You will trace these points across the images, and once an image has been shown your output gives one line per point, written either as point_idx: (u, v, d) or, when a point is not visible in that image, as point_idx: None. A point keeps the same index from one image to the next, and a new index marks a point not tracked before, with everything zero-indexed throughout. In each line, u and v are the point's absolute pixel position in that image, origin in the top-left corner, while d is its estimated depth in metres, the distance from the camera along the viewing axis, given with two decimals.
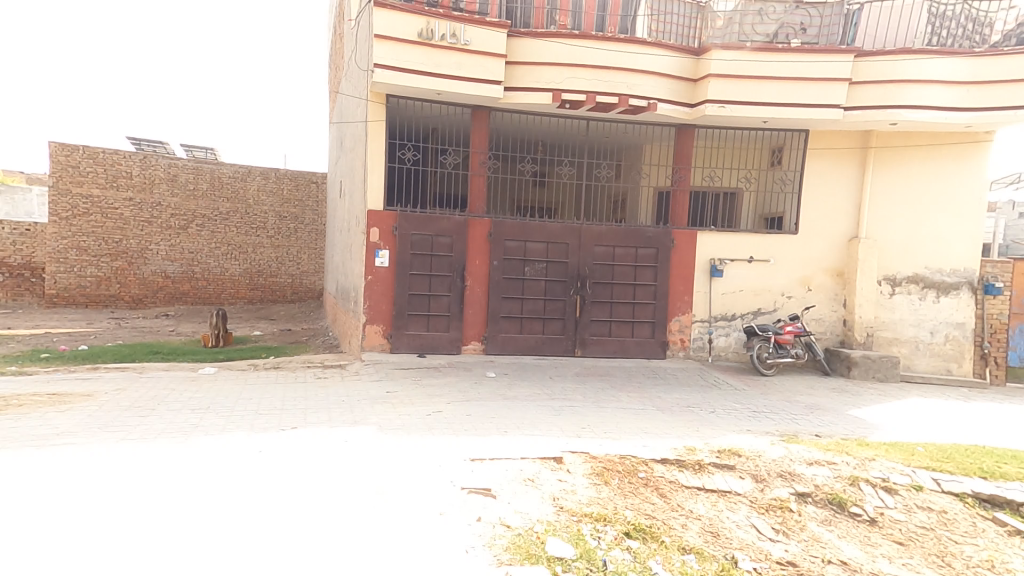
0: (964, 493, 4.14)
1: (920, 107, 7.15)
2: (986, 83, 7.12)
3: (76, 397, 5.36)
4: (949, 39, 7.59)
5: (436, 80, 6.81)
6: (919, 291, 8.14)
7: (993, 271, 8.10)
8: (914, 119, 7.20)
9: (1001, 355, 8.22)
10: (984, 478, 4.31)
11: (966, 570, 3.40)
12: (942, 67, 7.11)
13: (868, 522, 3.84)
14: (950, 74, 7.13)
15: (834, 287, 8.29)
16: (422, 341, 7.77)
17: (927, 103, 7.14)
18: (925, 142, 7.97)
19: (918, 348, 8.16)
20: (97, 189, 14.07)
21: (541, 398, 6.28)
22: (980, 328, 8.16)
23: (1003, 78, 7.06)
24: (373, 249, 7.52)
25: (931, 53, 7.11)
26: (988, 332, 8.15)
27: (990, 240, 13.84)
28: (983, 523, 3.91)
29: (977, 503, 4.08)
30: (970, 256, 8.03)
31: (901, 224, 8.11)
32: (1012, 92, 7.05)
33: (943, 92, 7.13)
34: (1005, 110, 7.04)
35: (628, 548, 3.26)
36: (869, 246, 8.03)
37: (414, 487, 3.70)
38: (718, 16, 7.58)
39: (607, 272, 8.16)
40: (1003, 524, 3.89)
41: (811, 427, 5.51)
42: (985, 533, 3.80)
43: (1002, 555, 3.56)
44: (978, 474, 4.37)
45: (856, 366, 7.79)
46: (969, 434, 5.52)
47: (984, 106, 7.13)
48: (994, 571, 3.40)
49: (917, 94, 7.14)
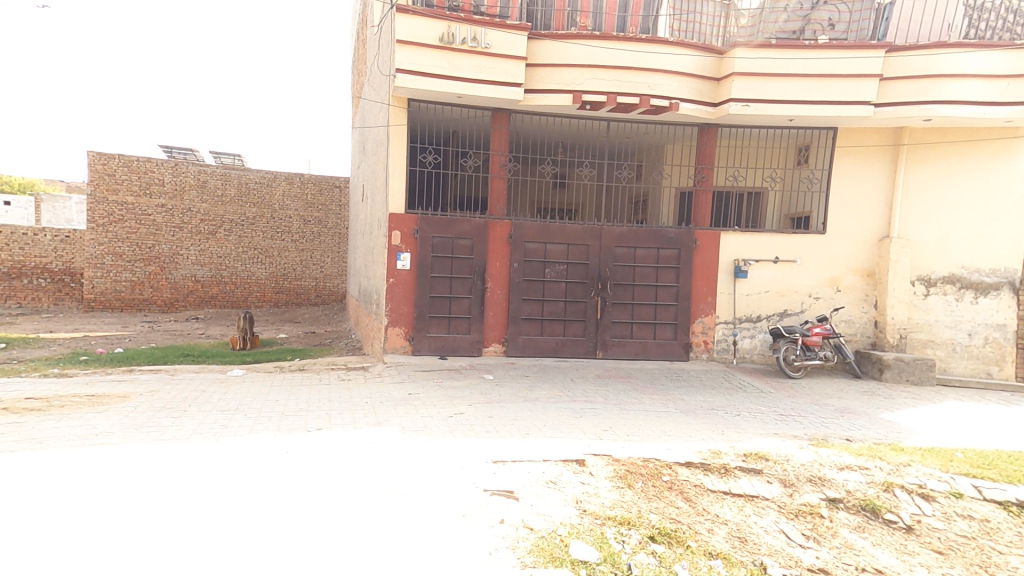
0: (1008, 501, 4.00)
1: (956, 103, 6.96)
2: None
3: (113, 398, 5.52)
4: (988, 31, 7.39)
5: (456, 84, 6.86)
6: (956, 292, 7.91)
7: None
8: (949, 115, 7.01)
9: None
10: None
11: None
12: (979, 61, 6.91)
13: (905, 530, 3.74)
14: (988, 68, 6.92)
15: (864, 287, 8.11)
16: (443, 343, 7.81)
17: (962, 98, 6.94)
18: (961, 138, 7.75)
19: (955, 350, 7.93)
20: (132, 197, 14.49)
21: (563, 400, 6.26)
22: None
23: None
24: (395, 252, 7.59)
25: (969, 46, 6.90)
26: None
27: None
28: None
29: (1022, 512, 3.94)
30: (1011, 255, 7.78)
31: (936, 223, 7.89)
32: None
33: (980, 86, 6.93)
34: None
35: (653, 552, 3.23)
36: (901, 245, 7.83)
37: (436, 489, 3.72)
38: (743, 14, 7.52)
39: (628, 273, 8.10)
40: None
41: (842, 431, 5.39)
42: None
43: None
44: (1022, 481, 4.21)
45: (889, 369, 7.59)
46: (1011, 440, 5.33)
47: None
48: None
49: (953, 89, 6.95)
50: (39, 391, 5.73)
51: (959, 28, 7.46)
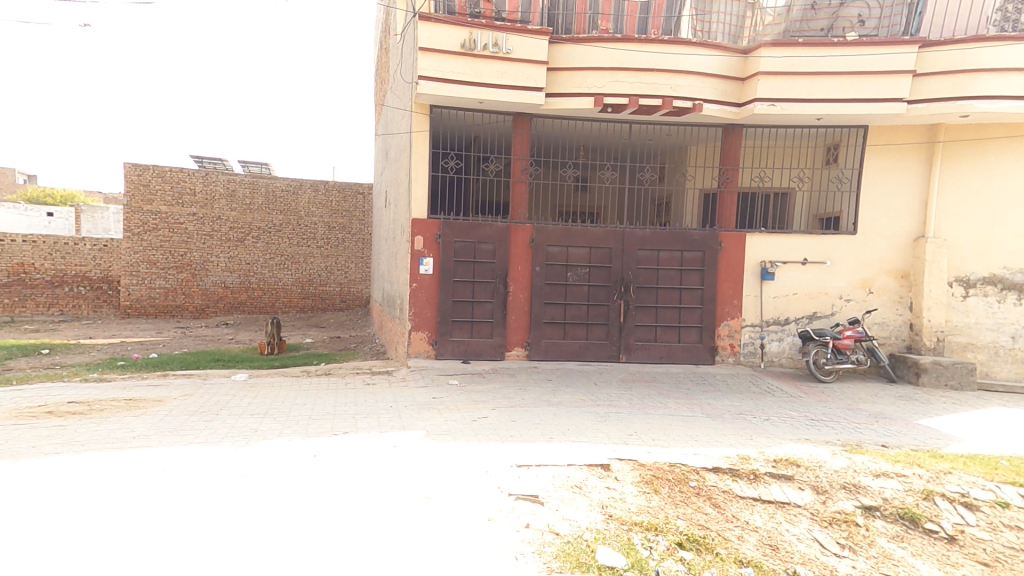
0: None
1: (995, 98, 6.73)
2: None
3: (149, 402, 5.68)
4: None
5: (478, 89, 6.89)
6: (997, 293, 7.64)
7: None
8: (987, 111, 6.79)
9: None
10: None
11: None
12: (1018, 54, 6.68)
13: (947, 540, 3.61)
14: None
15: (898, 289, 7.89)
16: (466, 348, 7.83)
17: (1002, 93, 6.71)
18: (1000, 134, 7.49)
19: (997, 354, 7.66)
20: (165, 206, 14.91)
21: (587, 404, 6.22)
22: None
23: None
24: (418, 257, 7.65)
25: (1007, 39, 6.69)
26: None
27: None
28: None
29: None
30: None
31: (975, 222, 7.64)
32: None
33: (1020, 80, 6.70)
34: None
35: (682, 559, 3.18)
36: (938, 245, 7.59)
37: (461, 492, 3.73)
38: (768, 13, 7.35)
39: (652, 276, 8.02)
40: None
41: (877, 437, 5.24)
42: None
43: None
44: None
45: (926, 373, 7.37)
46: None
47: None
48: None
49: (992, 83, 6.72)
50: (80, 395, 5.93)
51: (994, 22, 7.26)
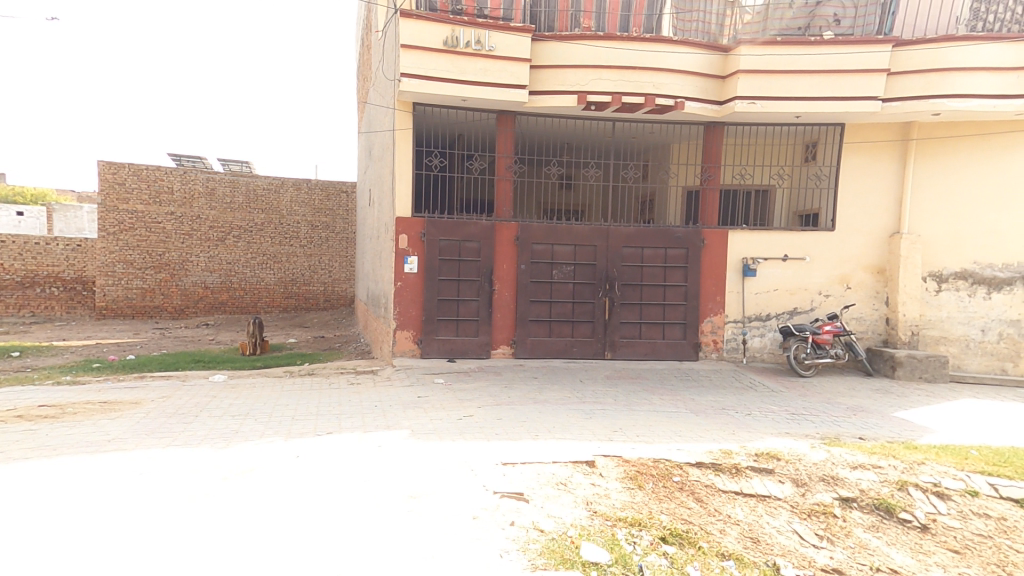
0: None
1: (965, 96, 6.88)
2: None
3: (125, 404, 5.58)
4: (997, 24, 7.32)
5: (461, 87, 6.87)
6: (968, 288, 7.82)
7: None
8: (958, 109, 6.94)
9: None
10: None
11: None
12: (986, 54, 6.84)
13: (920, 529, 3.69)
14: (996, 60, 6.86)
15: (875, 284, 8.03)
16: (452, 346, 7.82)
17: (971, 92, 6.87)
18: (970, 132, 7.66)
19: (968, 347, 7.84)
20: (141, 205, 14.65)
21: (573, 401, 6.24)
22: None
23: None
24: (402, 255, 7.61)
25: (976, 39, 6.85)
26: None
27: None
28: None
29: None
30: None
31: (947, 218, 7.81)
32: None
33: (989, 79, 6.86)
34: None
35: (665, 553, 3.21)
36: (912, 241, 7.75)
37: (447, 491, 3.73)
38: (747, 11, 7.48)
39: (636, 274, 8.08)
40: None
41: (855, 430, 5.34)
42: None
43: None
44: None
45: (901, 367, 7.52)
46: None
47: None
48: None
49: (962, 82, 6.87)
50: (52, 398, 5.81)
51: (964, 23, 7.42)
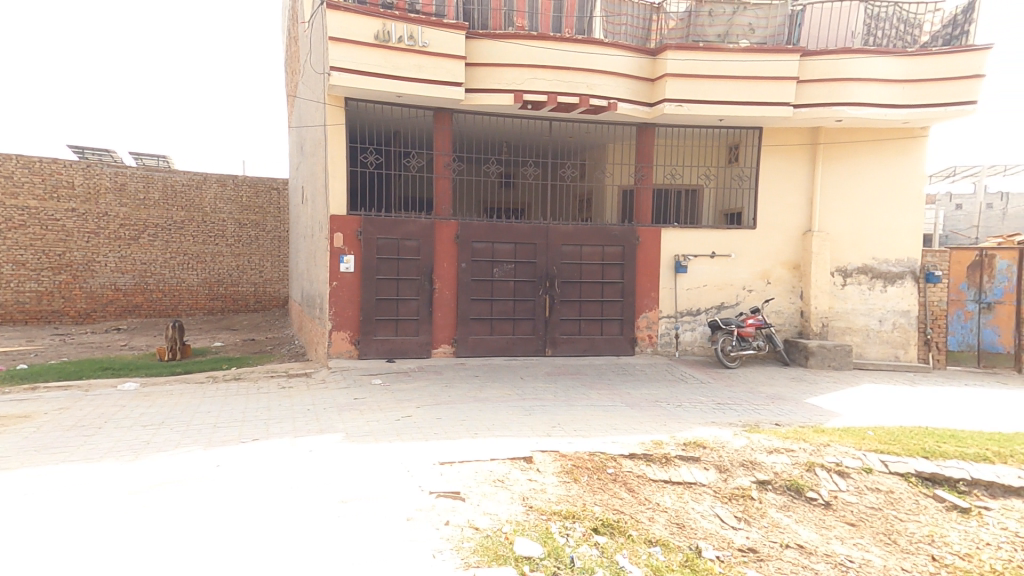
0: (908, 472, 4.27)
1: (863, 105, 7.45)
2: (934, 82, 7.45)
3: (14, 419, 5.11)
4: (885, 40, 7.93)
5: (395, 83, 6.75)
6: (868, 281, 8.46)
7: (932, 261, 8.51)
8: (856, 116, 7.51)
9: (941, 340, 8.56)
10: (926, 457, 4.45)
11: (910, 545, 3.59)
12: (879, 66, 7.43)
13: (823, 505, 3.97)
14: (888, 72, 7.45)
15: (791, 279, 8.55)
16: (391, 346, 7.67)
17: (867, 101, 7.44)
18: (868, 137, 8.29)
19: (869, 336, 8.46)
20: (35, 200, 13.40)
21: (513, 398, 6.28)
22: (924, 316, 8.50)
23: (950, 76, 7.41)
24: (338, 254, 7.38)
25: (870, 52, 7.41)
26: (931, 319, 8.50)
27: (938, 227, 17.45)
28: (930, 502, 4.07)
29: (920, 482, 4.21)
30: (913, 247, 8.41)
31: (851, 217, 8.42)
32: (946, 90, 7.44)
33: (881, 90, 7.45)
34: (940, 107, 7.43)
35: (596, 543, 3.28)
36: (822, 239, 8.31)
37: (379, 494, 3.66)
38: (671, 18, 7.74)
39: (575, 271, 8.22)
40: (942, 501, 4.08)
41: (773, 416, 5.66)
42: (926, 510, 3.98)
43: (941, 531, 3.77)
44: (920, 453, 4.50)
45: (814, 356, 8.05)
46: (920, 416, 5.75)
47: (922, 103, 7.49)
48: (935, 546, 3.61)
49: (860, 91, 7.43)
50: None
51: (860, 35, 7.95)
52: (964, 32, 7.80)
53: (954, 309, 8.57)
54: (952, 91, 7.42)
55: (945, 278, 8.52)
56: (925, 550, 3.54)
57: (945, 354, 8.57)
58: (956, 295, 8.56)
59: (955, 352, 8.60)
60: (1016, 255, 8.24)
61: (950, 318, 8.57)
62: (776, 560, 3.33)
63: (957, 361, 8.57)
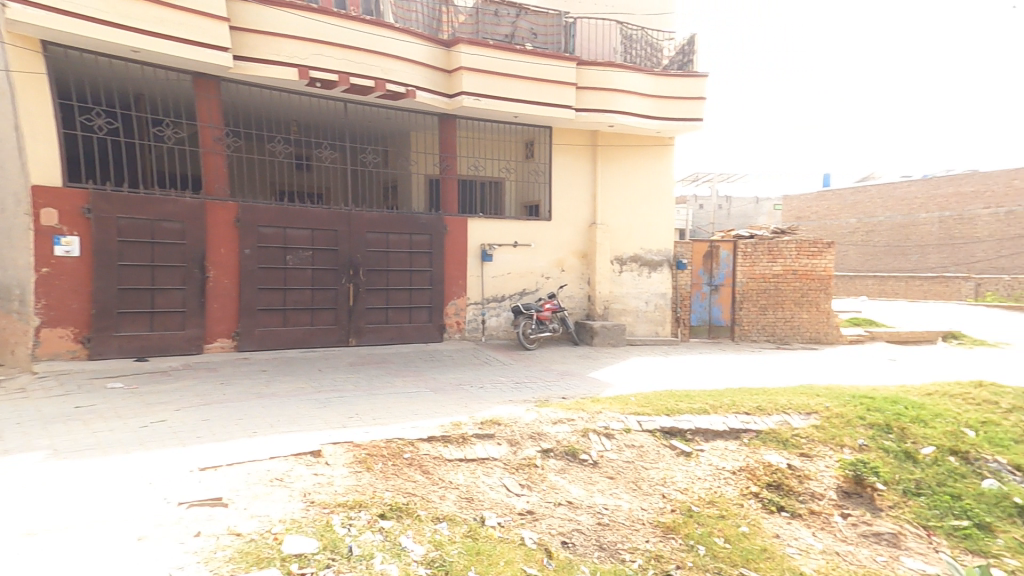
0: (655, 429, 4.79)
1: (627, 114, 8.52)
2: (675, 98, 8.93)
3: None
4: (636, 58, 9.15)
5: (127, 35, 5.57)
6: (638, 268, 9.71)
7: (682, 251, 9.99)
8: (624, 123, 8.56)
9: (687, 317, 10.09)
10: (668, 414, 4.99)
11: (651, 489, 4.07)
12: (636, 81, 8.59)
13: (592, 465, 4.35)
14: (643, 87, 8.67)
15: (581, 268, 9.41)
16: (143, 343, 6.41)
17: (629, 110, 8.54)
18: (633, 143, 9.50)
19: (638, 316, 9.74)
20: None
21: (307, 391, 5.82)
22: (674, 297, 9.96)
23: (686, 95, 8.96)
24: (51, 236, 5.78)
25: (628, 69, 8.52)
26: (679, 300, 9.98)
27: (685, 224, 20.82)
28: (666, 450, 4.57)
29: (662, 435, 4.75)
30: (667, 238, 9.86)
31: (623, 213, 9.55)
32: (685, 107, 8.96)
33: (640, 102, 8.64)
34: (682, 121, 8.92)
35: (380, 529, 3.15)
36: (604, 231, 9.31)
37: (108, 514, 3.00)
38: (460, 12, 7.88)
39: (380, 259, 7.93)
40: (676, 449, 4.59)
41: (560, 391, 6.11)
42: (665, 458, 4.47)
43: (673, 474, 4.26)
44: (664, 412, 5.05)
45: (597, 334, 9.00)
46: (674, 381, 6.77)
47: (669, 117, 8.90)
48: (669, 487, 4.10)
49: (625, 102, 8.49)
50: None
51: (618, 53, 8.97)
52: (690, 60, 9.28)
53: (694, 292, 10.14)
54: (687, 108, 8.97)
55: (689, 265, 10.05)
56: (660, 491, 4.03)
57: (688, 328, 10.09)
58: (695, 280, 10.15)
59: (696, 327, 10.17)
60: (732, 247, 10.15)
61: (691, 298, 10.14)
62: (549, 518, 3.58)
63: (697, 334, 10.15)
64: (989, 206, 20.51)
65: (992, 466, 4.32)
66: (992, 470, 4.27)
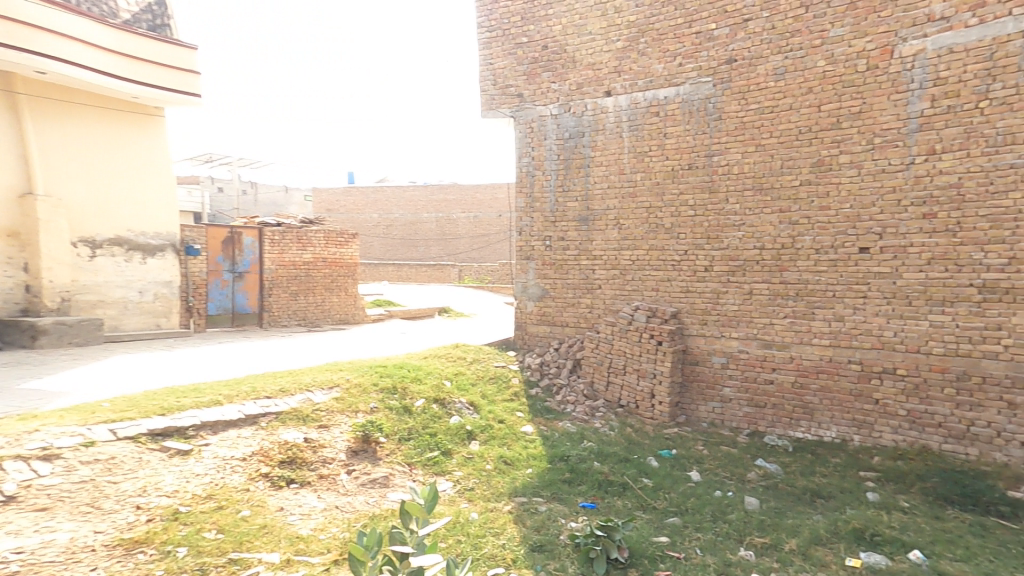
0: (139, 433, 3.78)
1: (66, 62, 6.75)
2: (140, 60, 7.72)
3: None
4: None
5: None
6: (124, 253, 7.85)
7: (191, 236, 8.67)
8: (62, 73, 6.75)
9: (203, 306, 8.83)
10: (162, 414, 4.04)
11: (120, 506, 3.15)
12: (74, 25, 6.91)
13: (6, 502, 2.95)
14: (86, 34, 7.04)
15: (7, 251, 6.78)
16: None
17: (70, 58, 6.80)
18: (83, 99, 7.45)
19: (126, 308, 7.87)
20: None
21: None
22: (185, 285, 8.56)
23: (151, 58, 7.86)
24: None
25: (60, 6, 6.75)
26: (193, 288, 8.65)
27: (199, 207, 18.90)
28: (154, 454, 3.68)
29: (150, 439, 3.79)
30: (168, 220, 8.39)
31: (84, 184, 7.45)
32: (148, 71, 7.81)
33: (84, 51, 6.98)
34: (148, 87, 7.76)
35: None
36: (51, 204, 7.01)
37: None
38: None
39: None
40: (167, 451, 3.75)
41: None
42: (149, 464, 3.56)
43: (157, 480, 3.43)
44: (156, 411, 4.06)
45: (46, 334, 6.66)
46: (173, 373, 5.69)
47: (134, 79, 7.59)
48: (151, 495, 3.29)
49: (61, 47, 6.70)
50: None
51: None
52: (162, 23, 8.38)
53: (212, 279, 8.96)
54: (154, 73, 7.87)
55: (205, 250, 8.82)
56: (141, 504, 3.20)
57: (206, 318, 8.86)
58: (214, 266, 8.97)
59: (214, 317, 9.02)
60: (258, 234, 9.45)
61: (208, 286, 8.89)
62: None
63: (216, 324, 9.02)
64: (464, 211, 27.08)
65: (458, 407, 5.25)
66: (457, 410, 5.17)
